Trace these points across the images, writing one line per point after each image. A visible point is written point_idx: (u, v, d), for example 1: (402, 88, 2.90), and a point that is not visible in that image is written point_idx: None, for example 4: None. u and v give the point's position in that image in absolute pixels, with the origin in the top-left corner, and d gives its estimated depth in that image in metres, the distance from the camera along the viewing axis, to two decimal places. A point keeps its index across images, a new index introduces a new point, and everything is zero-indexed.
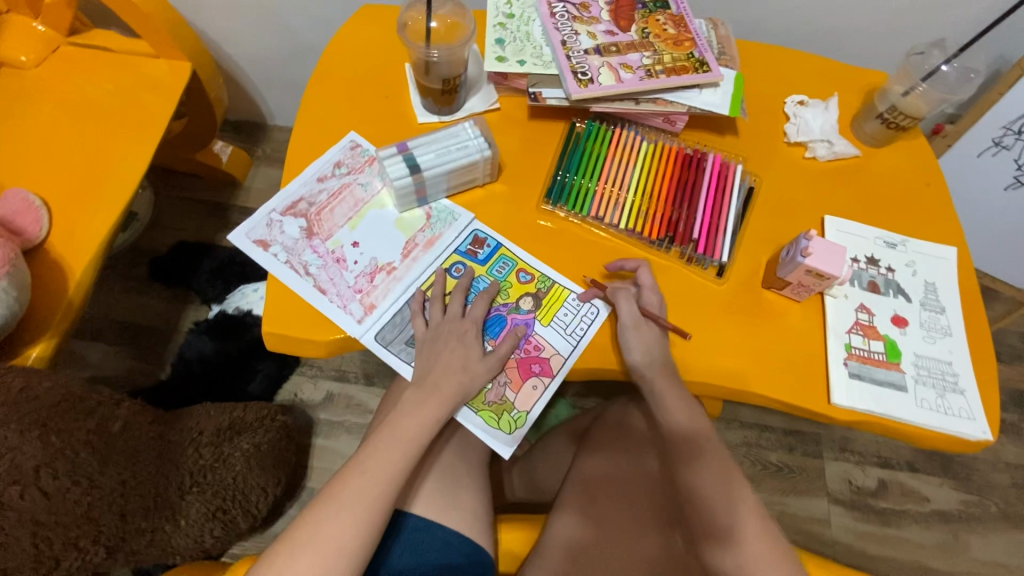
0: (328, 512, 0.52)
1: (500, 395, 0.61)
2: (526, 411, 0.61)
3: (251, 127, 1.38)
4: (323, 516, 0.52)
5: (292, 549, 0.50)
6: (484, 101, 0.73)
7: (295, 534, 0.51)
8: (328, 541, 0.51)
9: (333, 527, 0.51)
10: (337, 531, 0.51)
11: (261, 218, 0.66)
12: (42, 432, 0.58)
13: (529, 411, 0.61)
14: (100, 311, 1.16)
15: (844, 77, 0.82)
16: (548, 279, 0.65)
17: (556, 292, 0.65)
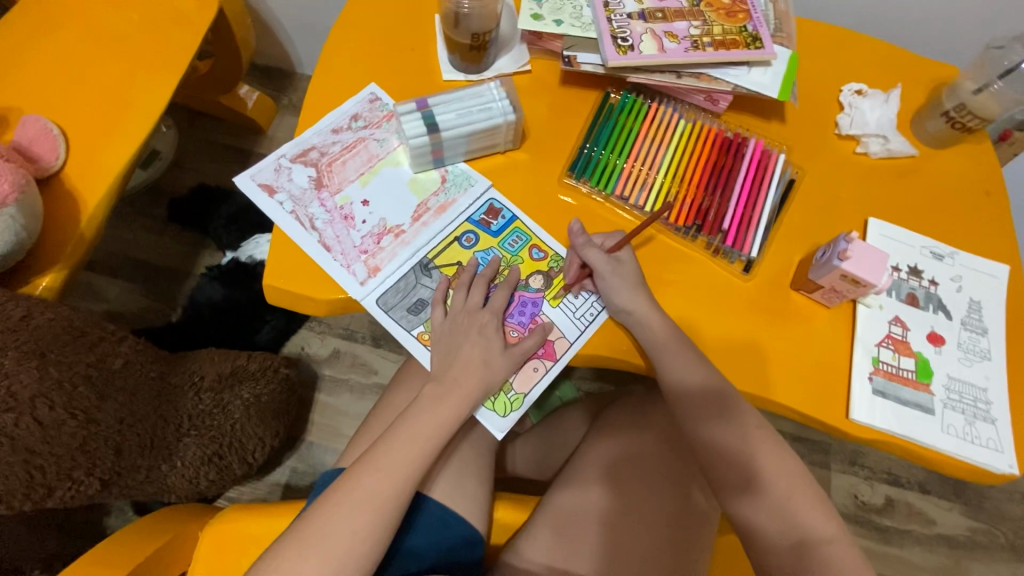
0: (338, 510, 0.50)
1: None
2: (524, 394, 0.59)
3: (279, 74, 1.35)
4: (332, 514, 0.50)
5: (301, 547, 0.49)
6: (514, 62, 0.69)
7: (303, 533, 0.50)
8: (338, 541, 0.49)
9: (344, 527, 0.50)
10: (346, 530, 0.50)
11: (270, 163, 0.63)
12: (40, 363, 0.58)
13: (526, 394, 0.59)
14: (119, 247, 1.17)
15: (911, 68, 0.75)
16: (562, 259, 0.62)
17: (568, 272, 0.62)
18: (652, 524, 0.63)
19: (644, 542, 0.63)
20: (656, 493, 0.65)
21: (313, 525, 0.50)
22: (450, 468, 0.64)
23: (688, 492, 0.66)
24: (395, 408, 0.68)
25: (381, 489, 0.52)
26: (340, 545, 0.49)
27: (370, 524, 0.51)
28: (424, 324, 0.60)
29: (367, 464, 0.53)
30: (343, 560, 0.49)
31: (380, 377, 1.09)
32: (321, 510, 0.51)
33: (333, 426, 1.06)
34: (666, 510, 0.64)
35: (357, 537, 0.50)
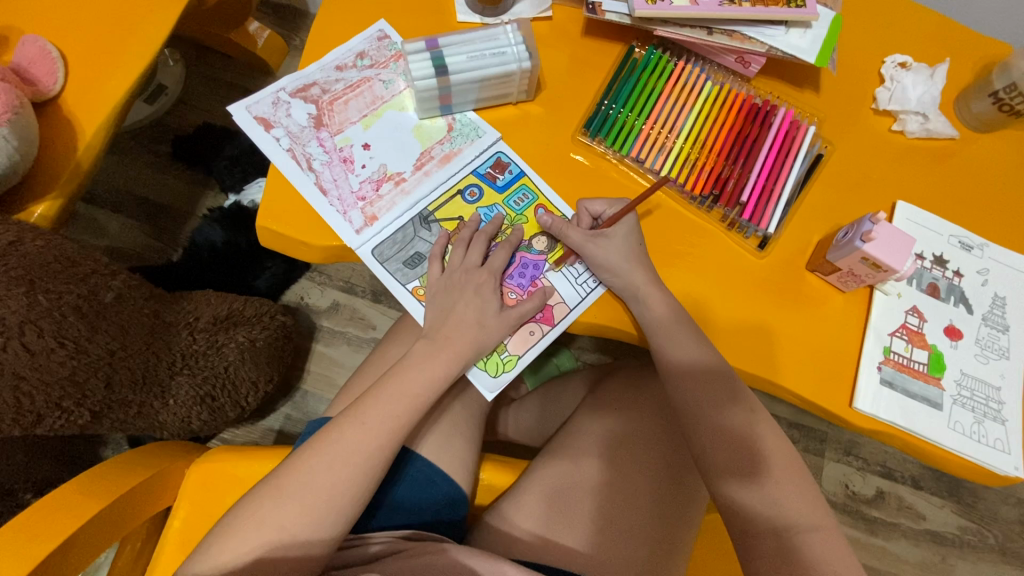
0: (319, 461, 0.50)
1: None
2: (518, 356, 0.57)
3: (291, 13, 1.29)
4: (312, 464, 0.50)
5: (279, 496, 0.48)
6: (534, 7, 0.64)
7: (282, 481, 0.49)
8: (318, 491, 0.49)
9: (324, 478, 0.49)
10: (327, 481, 0.49)
11: (268, 96, 0.60)
12: (29, 289, 0.56)
13: (520, 356, 0.57)
14: (122, 183, 1.15)
15: (962, 42, 0.69)
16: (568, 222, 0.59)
17: None
18: (641, 498, 0.63)
19: (632, 516, 0.62)
20: (647, 468, 0.64)
21: (292, 474, 0.49)
22: (439, 425, 0.63)
23: (680, 469, 0.65)
24: (386, 362, 0.66)
25: (363, 442, 0.51)
26: (320, 494, 0.49)
27: (350, 477, 0.50)
28: (420, 278, 0.58)
29: (351, 417, 0.52)
30: (322, 510, 0.48)
31: (379, 333, 1.08)
32: (301, 460, 0.50)
33: (328, 377, 1.06)
34: (656, 484, 0.63)
35: (336, 487, 0.49)
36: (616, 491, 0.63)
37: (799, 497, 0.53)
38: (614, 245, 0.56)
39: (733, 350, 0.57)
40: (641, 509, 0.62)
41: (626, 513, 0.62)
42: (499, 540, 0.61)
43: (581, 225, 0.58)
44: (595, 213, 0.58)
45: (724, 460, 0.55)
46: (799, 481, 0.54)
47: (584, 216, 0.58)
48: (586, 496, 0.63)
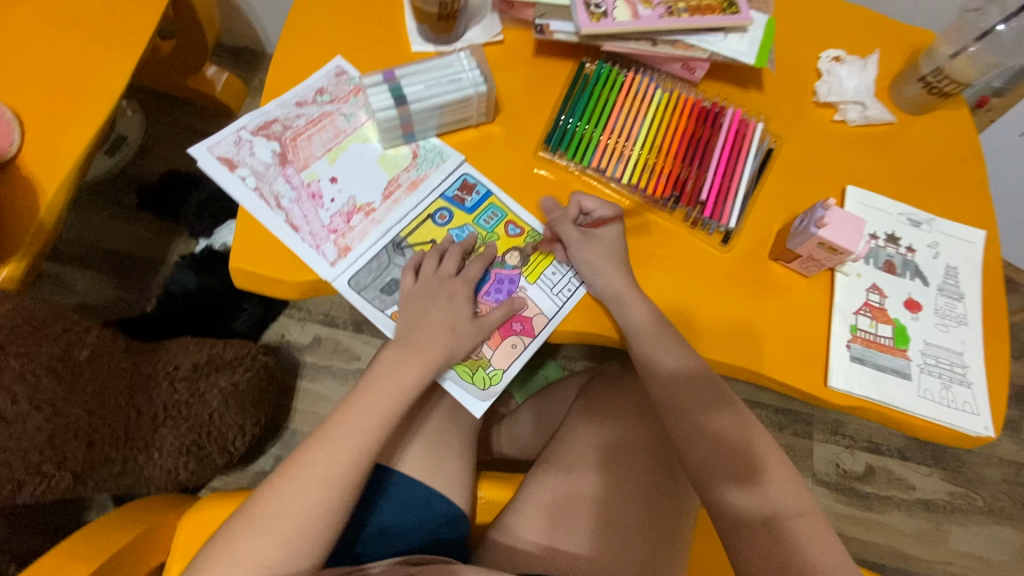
0: (294, 484, 0.50)
1: (476, 350, 0.58)
2: (503, 369, 0.58)
3: (248, 55, 1.31)
4: (286, 488, 0.50)
5: (255, 525, 0.48)
6: (486, 32, 0.67)
7: (259, 508, 0.49)
8: (295, 513, 0.49)
9: (296, 500, 0.49)
10: (302, 503, 0.49)
11: (230, 136, 0.61)
12: (0, 355, 0.57)
13: (505, 369, 0.58)
14: (88, 237, 1.13)
15: (889, 32, 0.74)
16: (538, 234, 0.61)
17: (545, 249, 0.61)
18: (636, 496, 0.64)
19: (628, 516, 0.63)
20: (639, 467, 0.65)
21: (269, 497, 0.50)
22: (429, 449, 0.63)
23: (671, 465, 0.66)
24: None
25: (353, 473, 0.51)
26: (295, 516, 0.49)
27: (326, 497, 0.50)
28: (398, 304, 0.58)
29: (323, 434, 0.52)
30: (302, 533, 0.48)
31: (363, 362, 1.08)
32: (276, 483, 0.50)
33: (315, 412, 1.05)
34: (649, 482, 0.65)
35: (318, 512, 0.49)
36: (610, 493, 0.64)
37: (783, 478, 0.55)
38: (596, 244, 0.59)
39: (709, 343, 0.59)
40: (636, 509, 0.63)
41: (623, 513, 0.63)
42: (498, 558, 0.61)
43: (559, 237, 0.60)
44: (585, 208, 0.60)
45: (707, 455, 0.56)
46: (782, 466, 0.56)
47: (575, 208, 0.60)
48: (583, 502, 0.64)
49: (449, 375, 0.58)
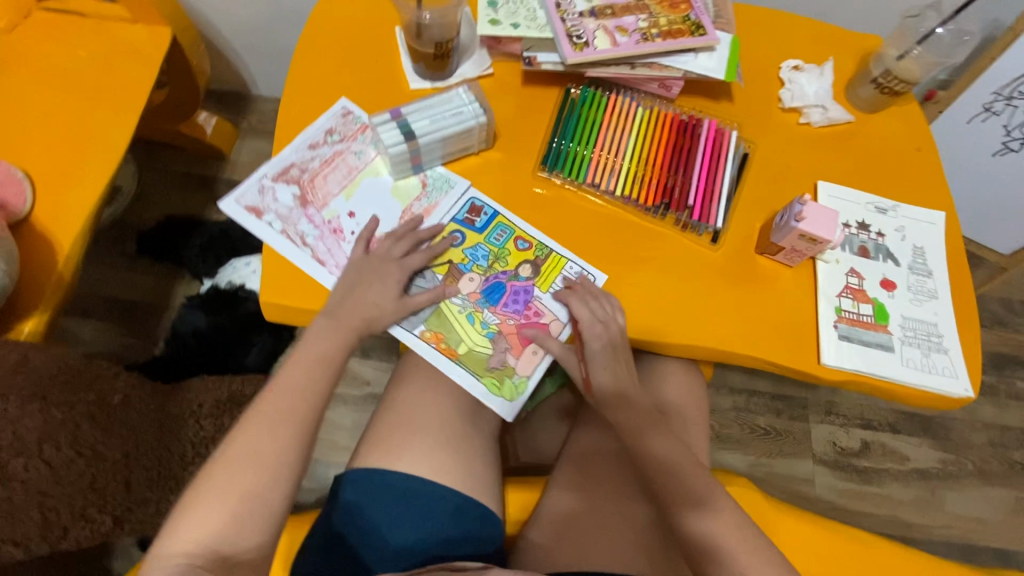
0: (258, 429, 0.54)
1: (502, 360, 0.62)
2: (527, 376, 0.62)
3: (234, 98, 1.34)
4: (254, 435, 0.54)
5: (231, 471, 0.52)
6: (477, 67, 0.72)
7: (230, 454, 0.53)
8: (265, 460, 0.53)
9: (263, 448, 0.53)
10: (268, 448, 0.53)
11: (252, 183, 0.65)
12: (41, 405, 0.62)
13: (530, 376, 0.62)
14: (89, 287, 1.15)
15: (840, 40, 0.81)
16: (546, 247, 0.65)
17: (555, 259, 0.65)
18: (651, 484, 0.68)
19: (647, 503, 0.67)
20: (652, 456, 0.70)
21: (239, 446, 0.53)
22: (457, 459, 0.67)
23: None
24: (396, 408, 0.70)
25: None
26: (264, 464, 0.53)
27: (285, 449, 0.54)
28: (425, 323, 0.62)
29: (275, 387, 0.57)
30: (272, 482, 0.52)
31: (374, 387, 1.11)
32: None
33: (331, 440, 1.07)
34: None
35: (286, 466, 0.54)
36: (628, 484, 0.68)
37: None
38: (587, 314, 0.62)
39: (710, 334, 0.63)
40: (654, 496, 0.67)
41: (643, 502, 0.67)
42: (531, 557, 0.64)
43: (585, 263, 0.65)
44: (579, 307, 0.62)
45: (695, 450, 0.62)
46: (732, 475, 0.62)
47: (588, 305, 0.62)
48: None
49: (480, 388, 0.61)
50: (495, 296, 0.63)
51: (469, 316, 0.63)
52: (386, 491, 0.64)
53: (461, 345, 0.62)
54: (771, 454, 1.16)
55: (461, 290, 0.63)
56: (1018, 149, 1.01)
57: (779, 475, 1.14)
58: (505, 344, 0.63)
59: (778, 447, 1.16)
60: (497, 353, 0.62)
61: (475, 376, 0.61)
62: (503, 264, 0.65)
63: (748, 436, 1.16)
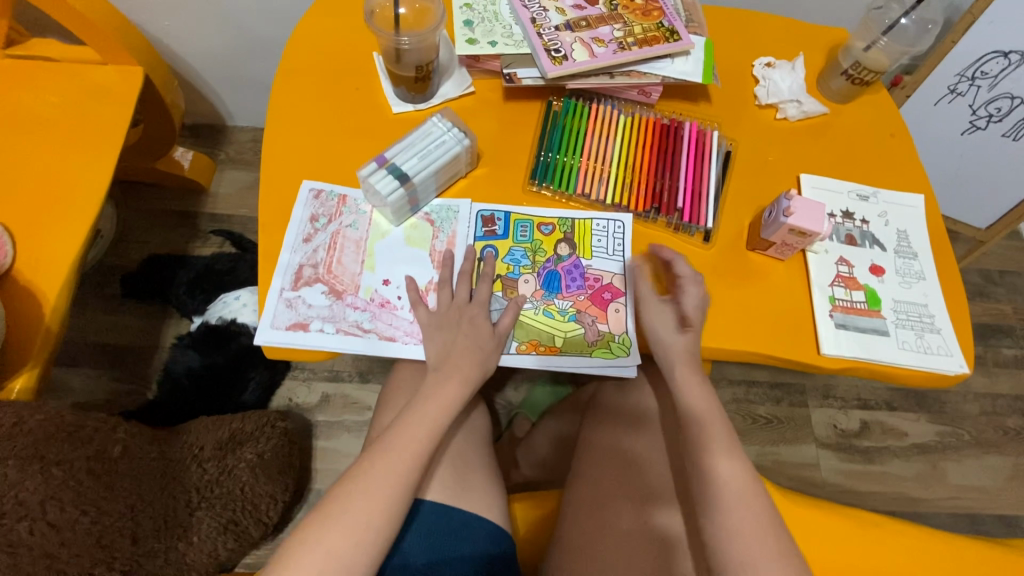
0: (354, 490, 0.53)
1: (597, 332, 0.62)
2: (626, 331, 0.63)
3: (209, 130, 1.33)
4: (348, 495, 0.53)
5: (322, 524, 0.51)
6: (458, 86, 0.73)
7: (324, 511, 0.53)
8: (355, 518, 0.52)
9: (360, 508, 0.52)
10: (362, 507, 0.53)
11: (277, 305, 0.60)
12: (42, 465, 0.59)
13: (628, 330, 0.63)
14: (74, 334, 1.12)
15: (808, 35, 0.83)
16: (567, 220, 0.67)
17: (580, 227, 0.67)
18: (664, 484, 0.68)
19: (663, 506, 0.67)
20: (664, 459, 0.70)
21: (331, 505, 0.53)
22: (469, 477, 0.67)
23: None
24: None
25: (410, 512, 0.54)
26: (356, 521, 0.52)
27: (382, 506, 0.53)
28: (515, 338, 0.62)
29: (380, 449, 0.56)
30: (361, 537, 0.51)
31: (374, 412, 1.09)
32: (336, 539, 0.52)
33: (336, 469, 1.05)
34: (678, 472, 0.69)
35: (374, 514, 0.53)
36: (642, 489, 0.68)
37: None
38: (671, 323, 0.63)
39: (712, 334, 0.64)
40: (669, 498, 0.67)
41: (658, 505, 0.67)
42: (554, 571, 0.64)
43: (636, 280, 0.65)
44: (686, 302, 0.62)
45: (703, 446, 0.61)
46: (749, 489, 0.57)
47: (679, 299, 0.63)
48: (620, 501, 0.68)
49: (597, 363, 0.61)
50: (555, 284, 0.64)
51: (546, 312, 0.63)
52: None
53: (557, 338, 0.61)
54: (775, 442, 1.17)
55: (524, 294, 0.64)
56: (985, 126, 1.04)
57: (785, 462, 1.16)
58: (591, 317, 0.63)
59: (781, 435, 1.18)
60: (590, 328, 0.62)
61: (584, 356, 0.61)
62: (543, 254, 0.65)
63: (751, 427, 1.17)
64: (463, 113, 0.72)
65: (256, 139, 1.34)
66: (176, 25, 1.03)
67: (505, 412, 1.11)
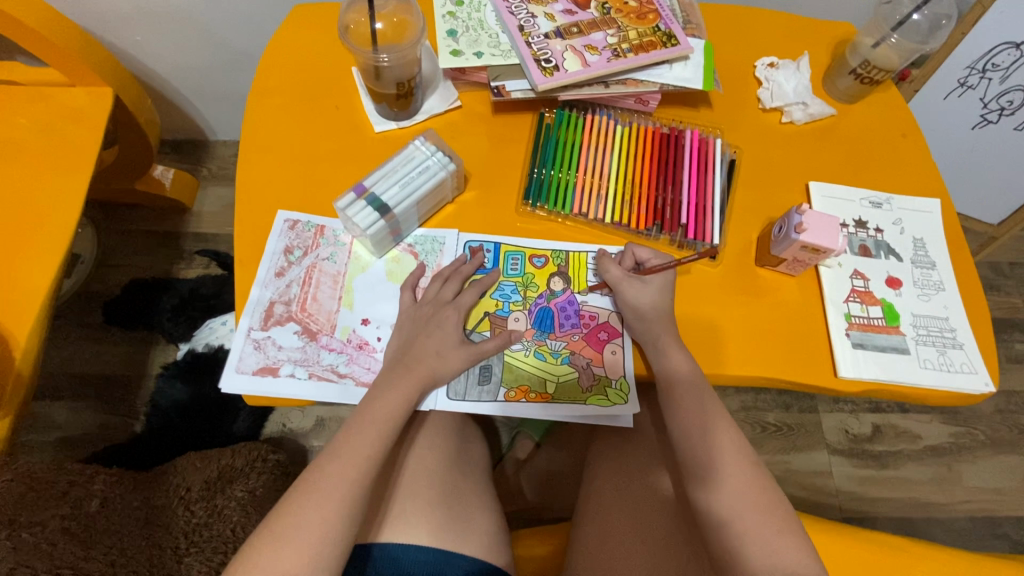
0: (309, 498, 0.49)
1: (592, 376, 0.58)
2: (623, 376, 0.59)
3: (191, 146, 1.28)
4: (300, 503, 0.48)
5: (276, 542, 0.47)
6: (443, 101, 0.69)
7: (275, 528, 0.47)
8: (310, 531, 0.47)
9: (315, 517, 0.48)
10: (318, 518, 0.48)
11: (245, 346, 0.56)
12: (11, 529, 0.60)
13: (625, 375, 0.59)
14: (58, 366, 1.08)
15: (811, 32, 0.79)
16: (561, 253, 0.63)
17: (575, 259, 0.63)
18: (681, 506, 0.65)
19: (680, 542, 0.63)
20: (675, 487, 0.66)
21: (284, 518, 0.48)
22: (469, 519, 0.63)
23: None
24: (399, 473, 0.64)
25: None
26: (314, 533, 0.47)
27: (341, 511, 0.49)
28: (503, 384, 0.57)
29: (333, 448, 0.52)
30: (322, 550, 0.47)
31: None
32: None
33: None
34: None
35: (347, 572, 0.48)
36: (653, 520, 0.65)
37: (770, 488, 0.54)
38: (649, 290, 0.59)
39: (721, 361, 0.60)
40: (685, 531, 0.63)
41: (675, 542, 0.63)
42: None
43: (623, 264, 0.61)
44: (640, 259, 0.61)
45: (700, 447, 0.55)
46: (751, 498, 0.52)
47: (627, 258, 0.62)
48: (630, 535, 0.64)
49: (591, 412, 0.57)
50: (547, 323, 0.60)
51: (538, 355, 0.58)
52: (389, 566, 0.58)
53: (549, 385, 0.57)
54: (786, 451, 1.14)
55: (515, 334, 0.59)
56: (996, 120, 1.01)
57: (797, 470, 1.13)
58: (585, 360, 0.59)
59: (792, 442, 1.15)
60: (584, 372, 0.58)
61: (578, 404, 0.57)
62: (535, 288, 0.61)
63: (762, 435, 1.14)
64: (448, 130, 0.68)
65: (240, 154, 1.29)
66: (148, 40, 0.99)
67: (507, 428, 1.02)
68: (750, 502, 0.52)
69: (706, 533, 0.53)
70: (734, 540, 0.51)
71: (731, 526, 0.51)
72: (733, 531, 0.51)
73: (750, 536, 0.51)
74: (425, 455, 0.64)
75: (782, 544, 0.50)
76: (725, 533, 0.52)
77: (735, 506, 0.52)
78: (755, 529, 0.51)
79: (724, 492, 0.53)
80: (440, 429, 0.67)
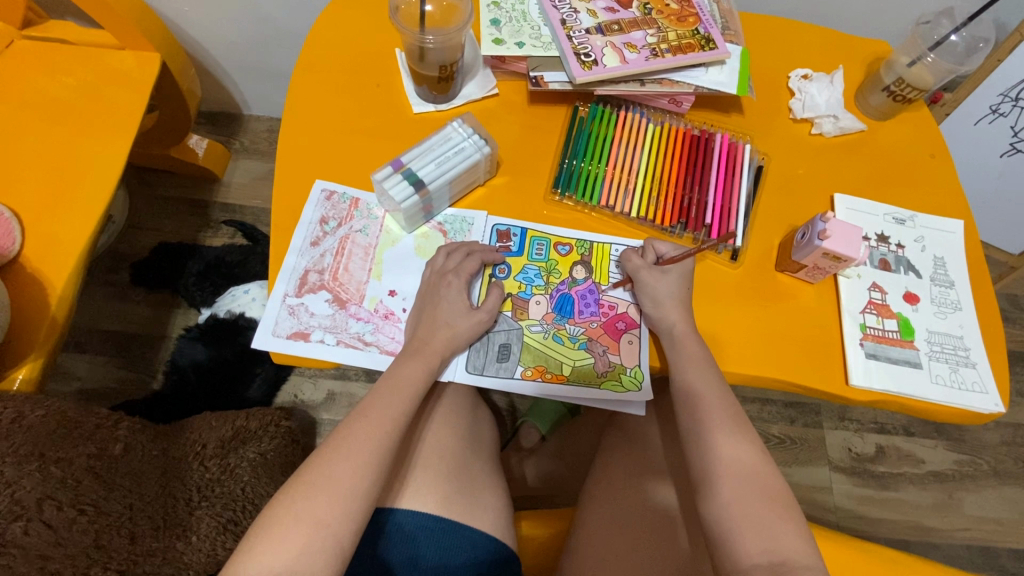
0: (338, 452, 0.51)
1: (607, 363, 0.60)
2: (637, 365, 0.60)
3: (226, 118, 1.32)
4: (329, 457, 0.50)
5: (308, 491, 0.48)
6: (481, 87, 0.71)
7: (307, 476, 0.49)
8: (326, 491, 0.48)
9: (337, 477, 0.49)
10: (346, 470, 0.50)
11: (279, 311, 0.58)
12: (40, 463, 0.64)
13: (639, 363, 0.60)
14: (84, 320, 1.11)
15: (847, 46, 0.80)
16: (587, 242, 0.65)
17: (599, 249, 0.65)
18: (685, 496, 0.66)
19: (677, 532, 0.64)
20: (676, 478, 0.67)
21: (315, 468, 0.50)
22: (475, 495, 0.65)
23: None
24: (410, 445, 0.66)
25: None
26: (340, 485, 0.49)
27: (368, 465, 0.51)
28: (521, 363, 0.59)
29: (359, 412, 0.54)
30: (350, 501, 0.49)
31: None
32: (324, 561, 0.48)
33: None
34: None
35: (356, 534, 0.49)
36: (655, 513, 0.66)
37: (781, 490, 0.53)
38: (667, 281, 0.60)
39: (732, 359, 0.61)
40: (683, 524, 0.65)
41: (674, 536, 0.64)
42: None
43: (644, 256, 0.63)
44: (661, 252, 0.63)
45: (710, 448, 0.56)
46: (760, 496, 0.52)
47: (648, 251, 0.63)
48: (629, 525, 0.65)
49: (604, 395, 0.58)
50: (568, 308, 0.61)
51: (555, 337, 0.60)
52: (397, 531, 0.60)
53: (565, 367, 0.59)
54: (787, 463, 1.14)
55: (534, 316, 0.61)
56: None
57: (797, 483, 1.13)
58: (602, 347, 0.60)
59: (794, 455, 1.15)
60: (599, 359, 0.60)
61: (592, 387, 0.58)
62: (558, 275, 0.63)
63: None
64: (484, 116, 0.70)
65: (272, 129, 1.32)
66: (196, 11, 1.01)
67: (511, 419, 1.11)
68: (752, 488, 0.53)
69: (703, 513, 0.55)
70: (731, 521, 0.52)
71: (730, 507, 0.52)
72: (733, 512, 0.52)
73: (748, 521, 0.51)
74: (439, 431, 0.65)
75: (788, 545, 0.50)
76: (724, 515, 0.52)
77: (744, 505, 0.52)
78: (757, 519, 0.51)
79: (727, 474, 0.54)
80: (454, 405, 0.68)
